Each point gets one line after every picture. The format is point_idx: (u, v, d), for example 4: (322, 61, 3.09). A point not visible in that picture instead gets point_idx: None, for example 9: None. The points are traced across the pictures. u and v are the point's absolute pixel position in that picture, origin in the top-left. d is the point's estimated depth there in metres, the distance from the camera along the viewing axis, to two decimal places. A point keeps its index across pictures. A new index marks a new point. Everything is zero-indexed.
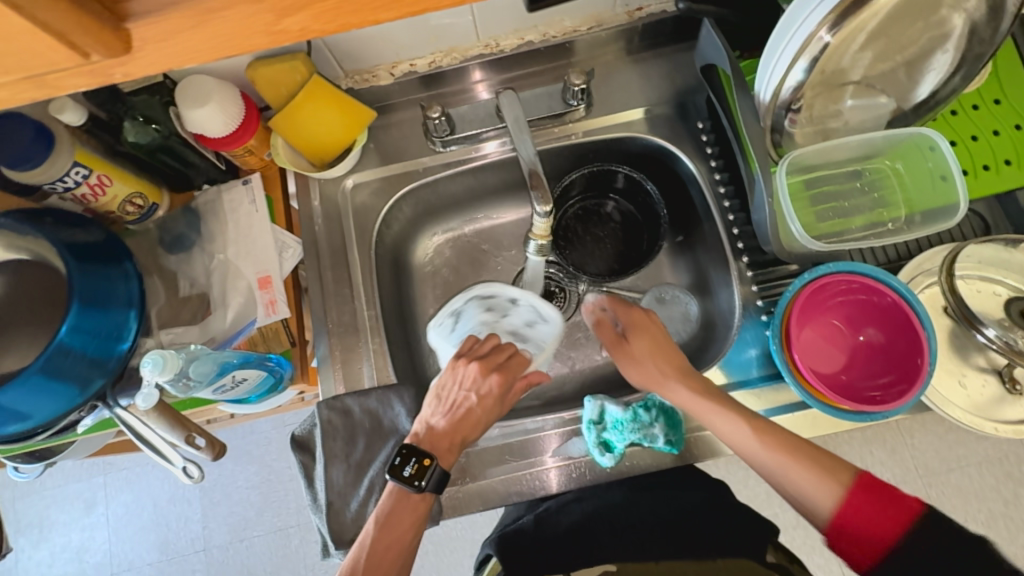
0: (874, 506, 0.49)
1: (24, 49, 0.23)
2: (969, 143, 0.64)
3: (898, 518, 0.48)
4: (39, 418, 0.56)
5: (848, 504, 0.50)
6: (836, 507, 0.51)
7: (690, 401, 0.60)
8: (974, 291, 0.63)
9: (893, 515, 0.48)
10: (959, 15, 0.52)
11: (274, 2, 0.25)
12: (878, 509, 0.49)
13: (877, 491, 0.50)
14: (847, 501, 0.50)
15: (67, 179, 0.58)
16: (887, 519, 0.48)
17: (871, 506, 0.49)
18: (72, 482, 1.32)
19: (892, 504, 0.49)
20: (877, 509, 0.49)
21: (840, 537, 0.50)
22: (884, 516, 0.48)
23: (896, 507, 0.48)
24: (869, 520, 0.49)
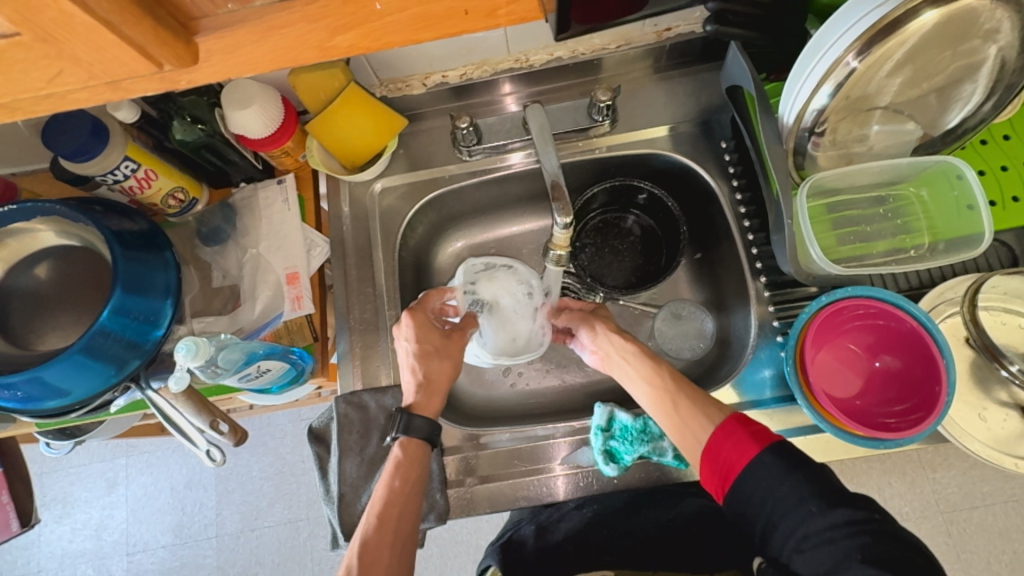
0: (724, 438, 0.52)
1: (107, 58, 0.26)
2: (998, 173, 0.63)
3: (747, 448, 0.49)
4: (77, 395, 0.59)
5: (712, 438, 0.53)
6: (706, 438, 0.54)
7: (654, 377, 0.62)
8: (999, 323, 0.62)
9: (738, 445, 0.50)
10: (992, 46, 0.52)
11: (327, 22, 0.27)
12: (728, 440, 0.51)
13: (733, 425, 0.52)
14: (713, 440, 0.52)
15: (117, 172, 0.62)
16: (732, 448, 0.50)
17: (722, 438, 0.52)
18: (97, 461, 1.38)
19: (744, 438, 0.51)
20: (731, 445, 0.51)
21: (708, 463, 0.52)
22: (730, 447, 0.51)
23: (745, 441, 0.50)
24: (720, 454, 0.51)
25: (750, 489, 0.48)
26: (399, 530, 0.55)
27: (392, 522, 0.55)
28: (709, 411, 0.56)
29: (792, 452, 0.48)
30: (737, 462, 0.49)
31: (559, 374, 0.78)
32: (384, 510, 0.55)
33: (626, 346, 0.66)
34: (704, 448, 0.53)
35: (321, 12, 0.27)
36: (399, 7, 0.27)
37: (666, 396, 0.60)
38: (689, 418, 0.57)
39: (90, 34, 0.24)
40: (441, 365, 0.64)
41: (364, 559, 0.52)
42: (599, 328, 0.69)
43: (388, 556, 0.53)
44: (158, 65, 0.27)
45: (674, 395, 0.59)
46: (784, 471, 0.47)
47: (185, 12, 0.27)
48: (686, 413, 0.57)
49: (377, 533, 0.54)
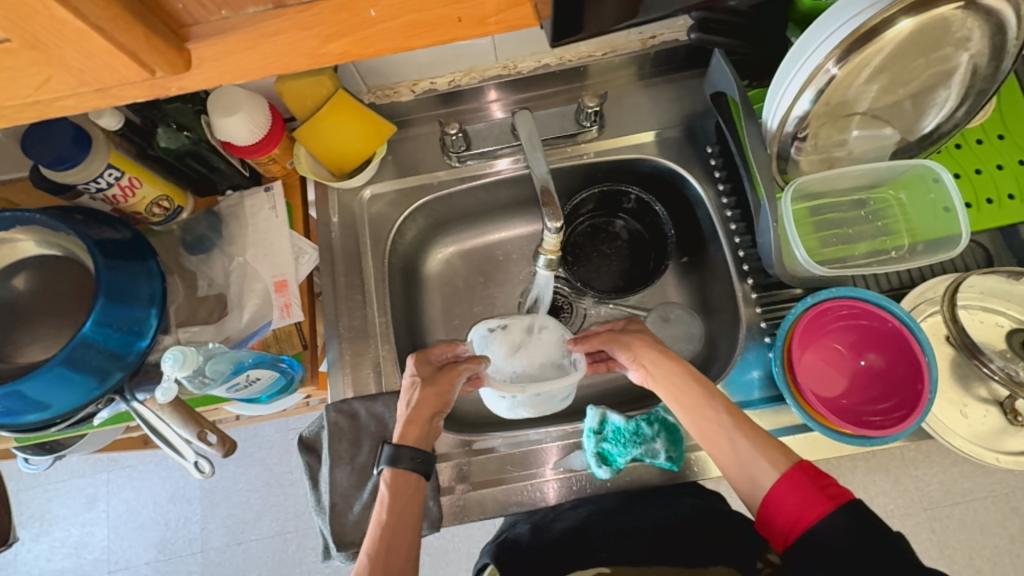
0: (792, 488, 0.48)
1: (97, 64, 0.25)
2: (972, 176, 0.65)
3: (820, 507, 0.46)
4: (58, 408, 0.57)
5: (776, 486, 0.49)
6: (770, 486, 0.50)
7: (704, 409, 0.57)
8: (977, 321, 0.64)
9: (810, 500, 0.47)
10: (964, 55, 0.54)
11: (319, 29, 0.27)
12: (797, 492, 0.48)
13: (801, 476, 0.48)
14: (776, 488, 0.49)
15: (100, 180, 0.61)
16: (801, 503, 0.47)
17: (789, 489, 0.48)
18: (76, 476, 1.34)
19: (814, 494, 0.47)
20: (797, 498, 0.47)
21: (769, 512, 0.49)
22: (799, 500, 0.47)
23: (815, 497, 0.47)
24: (787, 505, 0.48)
25: (824, 553, 0.45)
26: (391, 568, 0.52)
27: (383, 557, 0.52)
28: (772, 454, 0.52)
29: (868, 517, 0.45)
30: (808, 519, 0.46)
31: None
32: (375, 544, 0.53)
33: (670, 368, 0.61)
34: (765, 494, 0.49)
35: (313, 20, 0.27)
36: (391, 14, 0.27)
37: (721, 431, 0.56)
38: (749, 461, 0.52)
39: (80, 41, 0.24)
40: (427, 391, 0.62)
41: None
42: (636, 348, 0.64)
43: None
44: (150, 72, 0.27)
45: (731, 433, 0.55)
46: (863, 537, 0.44)
47: (176, 19, 0.26)
48: (745, 454, 0.53)
49: (370, 568, 0.51)
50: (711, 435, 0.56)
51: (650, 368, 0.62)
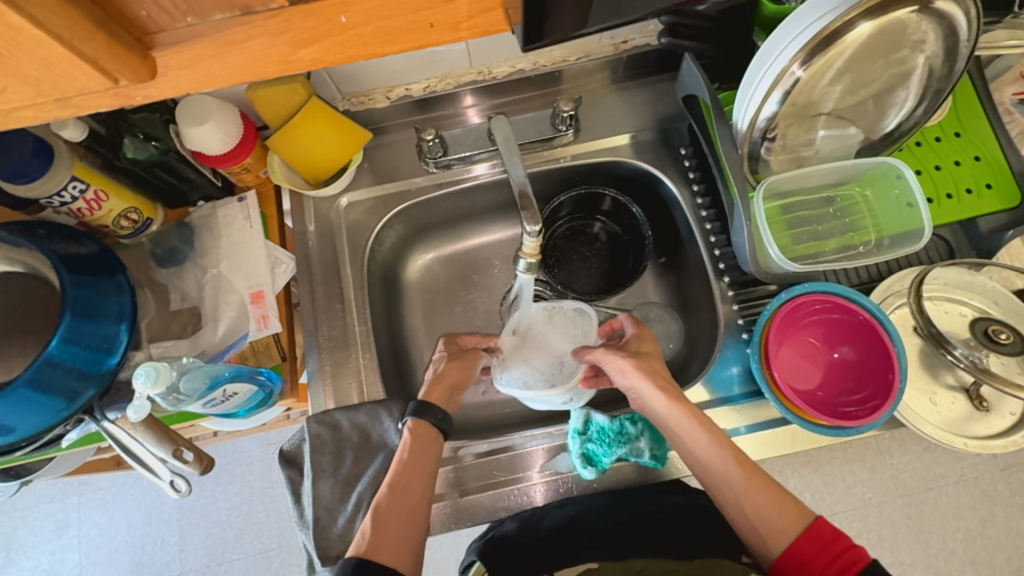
0: (812, 549, 0.49)
1: (56, 74, 0.24)
2: (932, 172, 0.68)
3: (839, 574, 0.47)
4: (23, 431, 0.55)
5: (796, 543, 0.50)
6: (786, 543, 0.50)
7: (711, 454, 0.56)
8: (942, 311, 0.66)
9: (831, 565, 0.48)
10: (920, 56, 0.56)
11: (290, 35, 0.27)
12: (820, 556, 0.49)
13: (822, 538, 0.50)
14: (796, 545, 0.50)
15: (64, 193, 0.59)
16: (822, 566, 0.48)
17: (811, 550, 0.49)
18: (44, 502, 1.29)
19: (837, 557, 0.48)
20: (820, 556, 0.49)
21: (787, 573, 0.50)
22: (821, 564, 0.48)
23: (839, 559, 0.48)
24: (808, 567, 0.49)
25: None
26: (407, 505, 0.55)
27: (402, 491, 0.56)
28: (787, 509, 0.52)
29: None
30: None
31: None
32: (395, 479, 0.56)
33: (676, 409, 0.58)
34: (783, 553, 0.50)
35: (284, 27, 0.26)
36: (363, 20, 0.27)
37: (727, 480, 0.55)
38: (764, 518, 0.52)
39: (37, 49, 0.23)
40: (450, 363, 0.68)
41: (376, 522, 0.53)
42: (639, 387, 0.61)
43: (399, 521, 0.54)
44: (113, 81, 0.26)
45: (743, 487, 0.54)
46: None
47: (140, 26, 0.25)
48: (757, 509, 0.53)
49: (388, 500, 0.55)
50: (720, 485, 0.55)
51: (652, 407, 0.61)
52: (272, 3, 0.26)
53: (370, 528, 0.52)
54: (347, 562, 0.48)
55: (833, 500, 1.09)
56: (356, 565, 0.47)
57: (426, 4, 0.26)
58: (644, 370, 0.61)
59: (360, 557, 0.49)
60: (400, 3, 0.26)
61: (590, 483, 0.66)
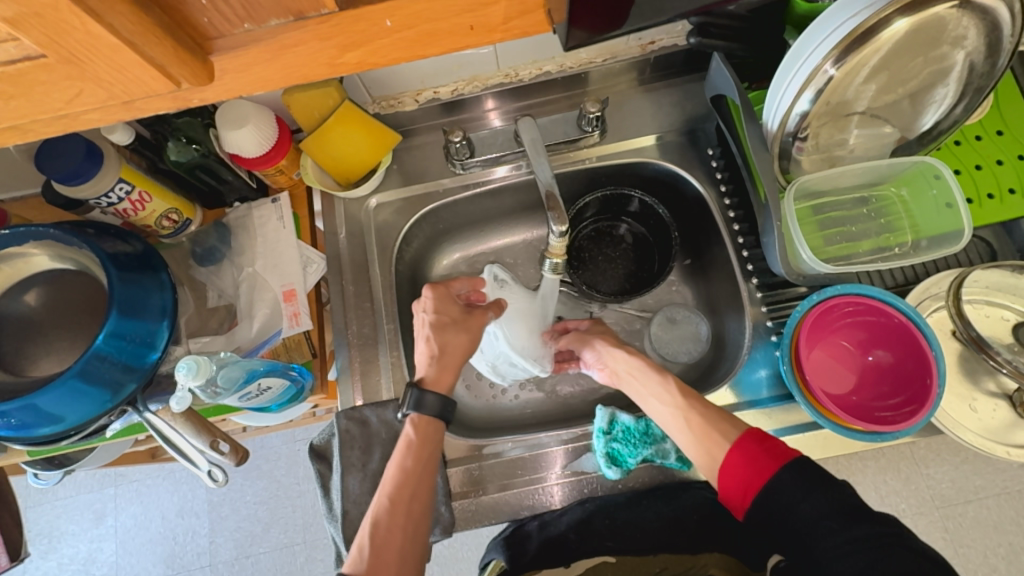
0: (742, 455, 0.52)
1: (127, 79, 0.26)
2: (972, 172, 0.66)
3: (767, 465, 0.50)
4: (71, 420, 0.58)
5: (729, 456, 0.53)
6: (722, 458, 0.54)
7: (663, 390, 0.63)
8: (982, 315, 0.64)
9: (760, 462, 0.51)
10: (960, 53, 0.54)
11: (339, 40, 0.27)
12: (746, 459, 0.52)
13: (748, 442, 0.52)
14: (727, 457, 0.53)
15: (111, 194, 0.62)
16: (753, 466, 0.51)
17: (740, 456, 0.52)
18: (83, 492, 1.34)
19: (761, 455, 0.51)
20: (746, 461, 0.52)
21: (726, 481, 0.52)
22: (749, 464, 0.51)
23: (761, 456, 0.51)
24: (739, 471, 0.51)
25: (777, 508, 0.48)
26: (411, 513, 0.57)
27: (404, 504, 0.57)
28: (722, 426, 0.57)
29: (811, 468, 0.49)
30: (761, 478, 0.50)
31: (557, 385, 0.79)
32: (396, 492, 0.57)
33: (630, 359, 0.67)
34: (721, 467, 0.53)
35: (333, 31, 0.27)
36: (408, 23, 0.27)
37: (677, 411, 0.60)
38: (704, 436, 0.57)
39: (112, 56, 0.24)
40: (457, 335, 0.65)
41: (376, 542, 0.54)
42: (600, 345, 0.71)
43: (400, 537, 0.55)
44: (176, 85, 0.27)
45: (690, 415, 0.59)
46: (807, 486, 0.47)
47: (202, 32, 0.26)
48: (699, 430, 0.58)
49: (389, 514, 0.56)
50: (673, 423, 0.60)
51: (613, 363, 0.69)
52: (324, 9, 0.26)
53: (368, 548, 0.54)
54: None
55: None
56: None
57: (468, 7, 0.27)
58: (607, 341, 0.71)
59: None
60: (446, 7, 0.27)
61: (616, 485, 0.64)
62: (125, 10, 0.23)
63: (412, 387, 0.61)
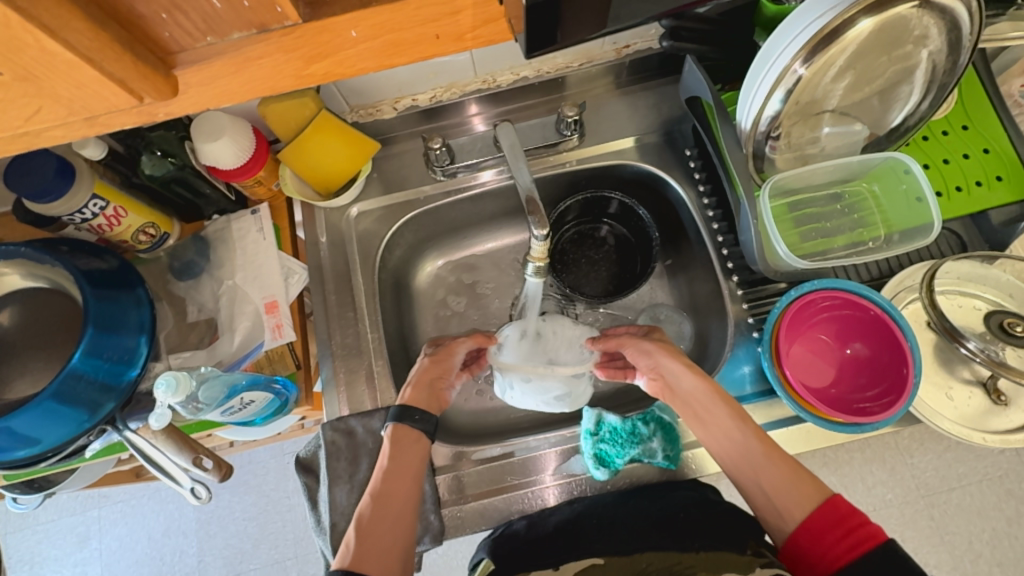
0: (827, 523, 0.48)
1: (87, 95, 0.25)
2: (941, 166, 0.68)
3: (854, 547, 0.46)
4: (48, 443, 0.56)
5: (814, 519, 0.49)
6: (802, 518, 0.50)
7: (733, 426, 0.58)
8: (955, 306, 0.65)
9: (849, 539, 0.47)
10: (923, 51, 0.56)
11: (303, 52, 0.27)
12: (833, 530, 0.48)
13: (837, 513, 0.49)
14: (812, 519, 0.49)
15: (85, 211, 0.61)
16: (838, 542, 0.47)
17: (824, 525, 0.48)
18: (65, 515, 1.31)
19: (853, 535, 0.47)
20: (833, 532, 0.48)
21: (802, 547, 0.49)
22: (835, 537, 0.48)
23: (852, 535, 0.47)
24: (822, 542, 0.48)
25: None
26: (397, 504, 0.55)
27: (387, 495, 0.55)
28: (803, 483, 0.52)
29: (904, 560, 0.44)
30: (845, 555, 0.46)
31: None
32: (381, 484, 0.56)
33: (701, 382, 0.61)
34: (801, 526, 0.50)
35: (298, 43, 0.27)
36: (372, 34, 0.27)
37: (749, 451, 0.56)
38: (779, 492, 0.52)
39: (71, 73, 0.24)
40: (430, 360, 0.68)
41: (360, 534, 0.52)
42: (662, 359, 0.65)
43: (388, 522, 0.53)
44: (139, 100, 0.27)
45: (760, 463, 0.55)
46: None
47: (164, 47, 0.26)
48: (773, 481, 0.53)
49: (372, 507, 0.54)
50: (739, 467, 0.56)
51: (673, 381, 0.63)
52: (287, 22, 0.26)
53: (354, 539, 0.51)
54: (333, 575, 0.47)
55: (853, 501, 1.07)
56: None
57: (432, 17, 0.27)
58: (667, 353, 0.65)
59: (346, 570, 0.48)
60: (410, 16, 0.27)
61: (605, 487, 0.65)
62: (82, 26, 0.23)
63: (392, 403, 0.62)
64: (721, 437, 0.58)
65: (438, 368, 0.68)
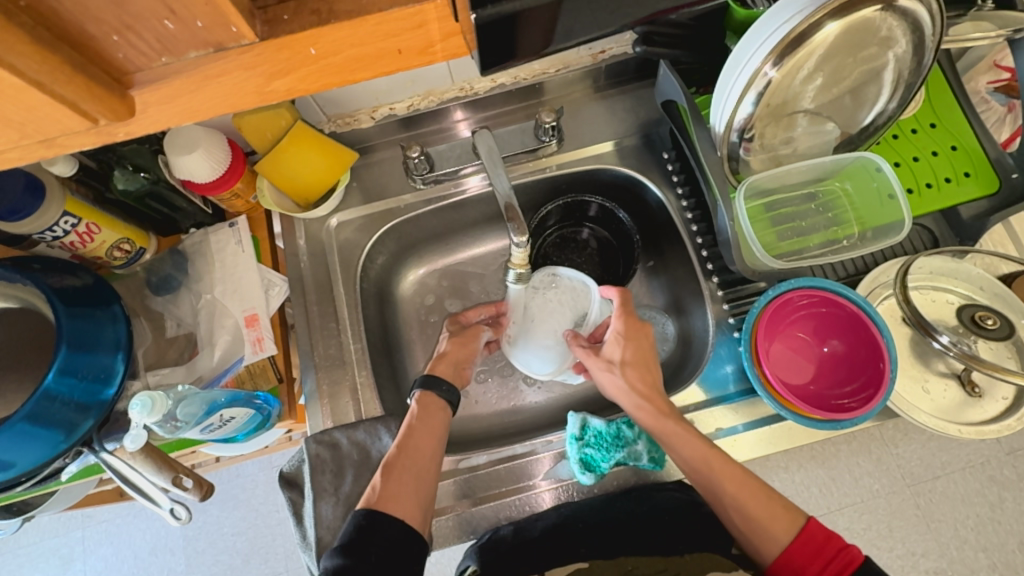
0: (807, 554, 0.52)
1: (38, 117, 0.25)
2: (911, 163, 0.69)
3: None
4: (22, 466, 0.55)
5: (793, 552, 0.52)
6: (780, 552, 0.53)
7: (694, 461, 0.58)
8: (928, 300, 0.66)
9: (828, 565, 0.51)
10: (889, 52, 0.57)
11: (264, 68, 0.27)
12: (813, 561, 0.51)
13: (815, 542, 0.52)
14: (791, 552, 0.52)
15: (56, 228, 0.60)
16: (818, 570, 0.51)
17: (805, 556, 0.52)
18: (48, 537, 1.28)
19: (830, 564, 0.50)
20: (813, 563, 0.51)
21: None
22: (815, 567, 0.51)
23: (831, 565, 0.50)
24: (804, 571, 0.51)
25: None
26: (419, 462, 0.57)
27: (412, 450, 0.58)
28: (778, 516, 0.54)
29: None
30: None
31: (529, 394, 0.79)
32: (404, 438, 0.59)
33: (658, 420, 0.61)
34: (780, 559, 0.52)
35: (257, 60, 0.27)
36: (334, 50, 0.27)
37: (714, 488, 0.57)
38: (756, 528, 0.54)
39: (19, 96, 0.23)
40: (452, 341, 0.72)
41: (386, 474, 0.55)
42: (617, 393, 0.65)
43: (410, 480, 0.55)
44: (94, 121, 0.26)
45: (733, 498, 0.56)
46: None
47: (118, 67, 0.26)
48: (748, 519, 0.55)
49: (398, 458, 0.57)
50: (712, 498, 0.57)
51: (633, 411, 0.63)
52: (244, 41, 0.26)
53: (380, 480, 0.55)
54: (359, 512, 0.51)
55: (841, 494, 1.08)
56: (367, 515, 0.51)
57: (393, 32, 0.27)
58: (619, 387, 0.64)
59: (371, 507, 0.52)
60: (369, 33, 0.27)
61: (592, 492, 0.65)
62: (29, 50, 0.22)
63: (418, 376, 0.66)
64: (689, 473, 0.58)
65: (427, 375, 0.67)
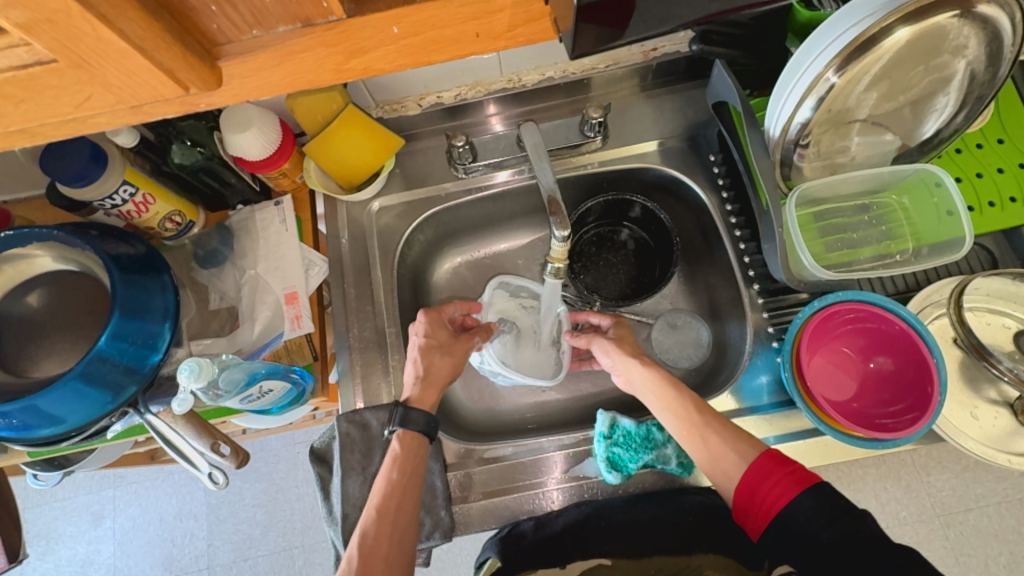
0: (760, 476, 0.52)
1: (136, 83, 0.26)
2: (973, 180, 0.66)
3: (787, 488, 0.50)
4: (72, 422, 0.58)
5: (747, 475, 0.53)
6: (738, 479, 0.53)
7: (684, 403, 0.60)
8: (984, 323, 0.64)
9: (782, 482, 0.50)
10: (961, 61, 0.54)
11: (346, 46, 0.28)
12: (765, 480, 0.51)
13: (768, 464, 0.52)
14: (747, 474, 0.53)
15: (115, 196, 0.62)
16: (771, 488, 0.51)
17: (758, 478, 0.52)
18: (82, 494, 1.34)
19: (783, 479, 0.51)
20: (765, 480, 0.51)
21: (743, 502, 0.52)
22: (767, 487, 0.51)
23: (783, 481, 0.50)
24: (756, 493, 0.51)
25: (794, 534, 0.48)
26: (397, 523, 0.57)
27: (391, 514, 0.57)
28: (739, 445, 0.56)
29: (833, 496, 0.48)
30: (779, 502, 0.50)
31: (556, 391, 0.79)
32: (383, 502, 0.57)
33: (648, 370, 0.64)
34: (738, 484, 0.53)
35: (341, 38, 0.27)
36: (415, 30, 0.27)
37: (695, 427, 0.59)
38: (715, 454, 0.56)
39: (122, 60, 0.24)
40: (444, 359, 0.67)
41: (365, 552, 0.54)
42: (612, 351, 0.68)
43: (387, 546, 0.55)
44: (185, 89, 0.27)
45: (706, 431, 0.58)
46: (830, 516, 0.47)
47: (210, 39, 0.27)
48: (716, 449, 0.56)
49: (377, 526, 0.56)
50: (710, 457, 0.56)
51: (630, 372, 0.66)
52: (332, 16, 0.26)
53: (357, 559, 0.54)
54: None
55: None
56: None
57: (473, 15, 0.27)
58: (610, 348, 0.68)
59: None
60: (452, 14, 0.27)
61: (618, 490, 0.64)
62: (135, 15, 0.23)
63: (398, 405, 0.61)
64: (683, 419, 0.59)
65: (456, 364, 0.67)
